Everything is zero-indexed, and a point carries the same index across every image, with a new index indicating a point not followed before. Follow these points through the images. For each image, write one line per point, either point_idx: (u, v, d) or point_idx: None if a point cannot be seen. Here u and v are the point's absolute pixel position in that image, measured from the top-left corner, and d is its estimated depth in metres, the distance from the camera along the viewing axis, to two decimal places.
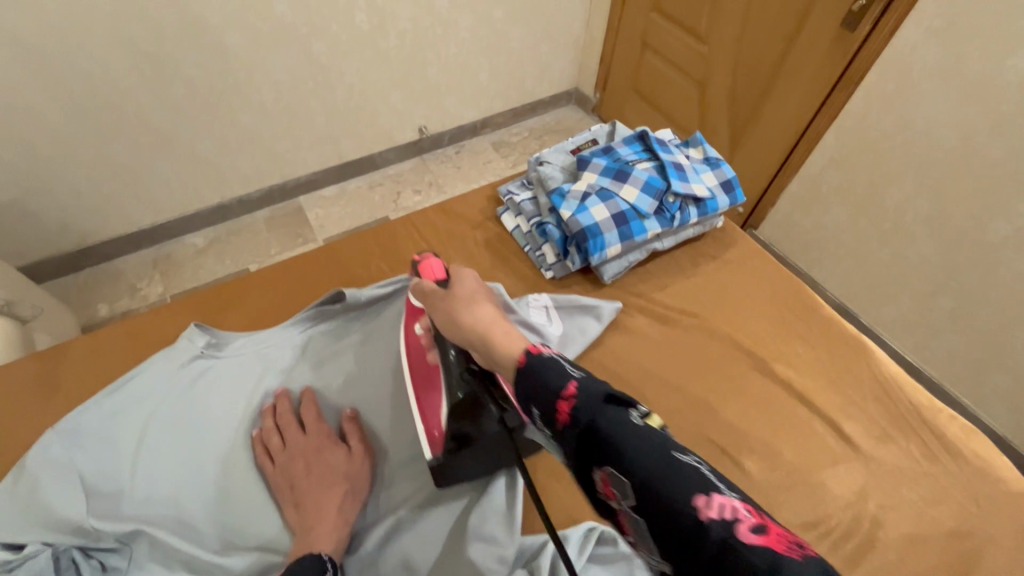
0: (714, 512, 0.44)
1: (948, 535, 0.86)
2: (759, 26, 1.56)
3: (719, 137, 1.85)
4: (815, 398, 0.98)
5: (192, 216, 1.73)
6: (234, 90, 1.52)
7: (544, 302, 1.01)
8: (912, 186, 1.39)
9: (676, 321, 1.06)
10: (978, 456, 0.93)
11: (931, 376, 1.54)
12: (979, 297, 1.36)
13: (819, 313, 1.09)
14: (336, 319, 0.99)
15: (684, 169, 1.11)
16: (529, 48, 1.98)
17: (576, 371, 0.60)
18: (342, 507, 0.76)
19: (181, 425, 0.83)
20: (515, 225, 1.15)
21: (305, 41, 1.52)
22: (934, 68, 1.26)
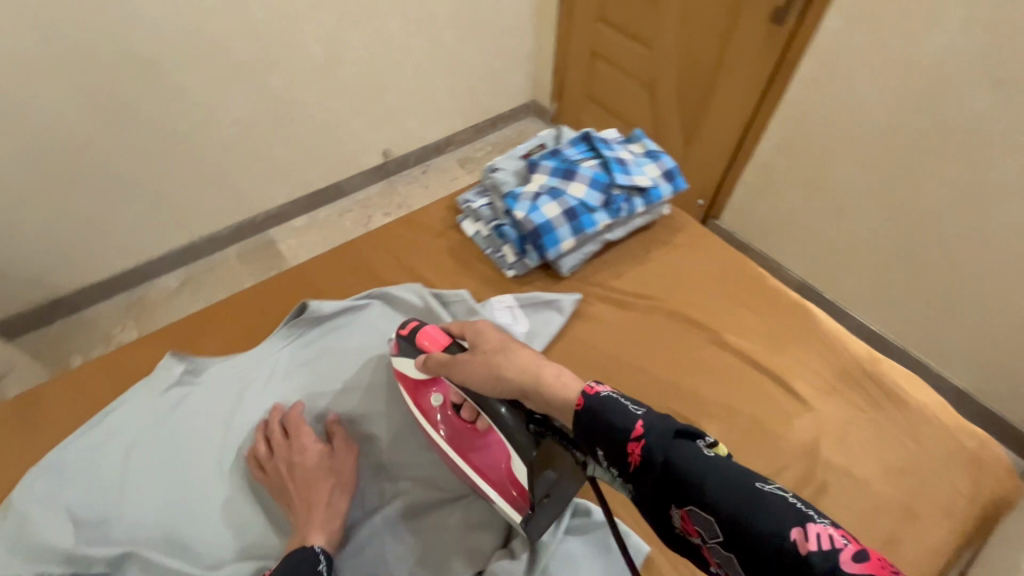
0: (814, 545, 0.47)
1: (907, 477, 0.89)
2: (700, 25, 1.71)
3: (673, 132, 2.00)
4: (769, 364, 0.99)
5: (162, 260, 1.97)
6: (200, 129, 1.77)
7: (508, 302, 1.04)
8: (852, 160, 1.54)
9: (631, 302, 1.08)
10: (927, 402, 0.96)
11: (892, 340, 1.71)
12: (920, 256, 1.53)
13: (763, 283, 1.10)
14: (312, 336, 1.04)
15: (629, 162, 1.13)
16: (484, 66, 2.30)
17: (637, 407, 0.62)
18: (329, 503, 0.82)
19: (163, 450, 0.90)
20: (475, 230, 1.16)
21: (264, 75, 1.78)
22: (857, 52, 1.40)
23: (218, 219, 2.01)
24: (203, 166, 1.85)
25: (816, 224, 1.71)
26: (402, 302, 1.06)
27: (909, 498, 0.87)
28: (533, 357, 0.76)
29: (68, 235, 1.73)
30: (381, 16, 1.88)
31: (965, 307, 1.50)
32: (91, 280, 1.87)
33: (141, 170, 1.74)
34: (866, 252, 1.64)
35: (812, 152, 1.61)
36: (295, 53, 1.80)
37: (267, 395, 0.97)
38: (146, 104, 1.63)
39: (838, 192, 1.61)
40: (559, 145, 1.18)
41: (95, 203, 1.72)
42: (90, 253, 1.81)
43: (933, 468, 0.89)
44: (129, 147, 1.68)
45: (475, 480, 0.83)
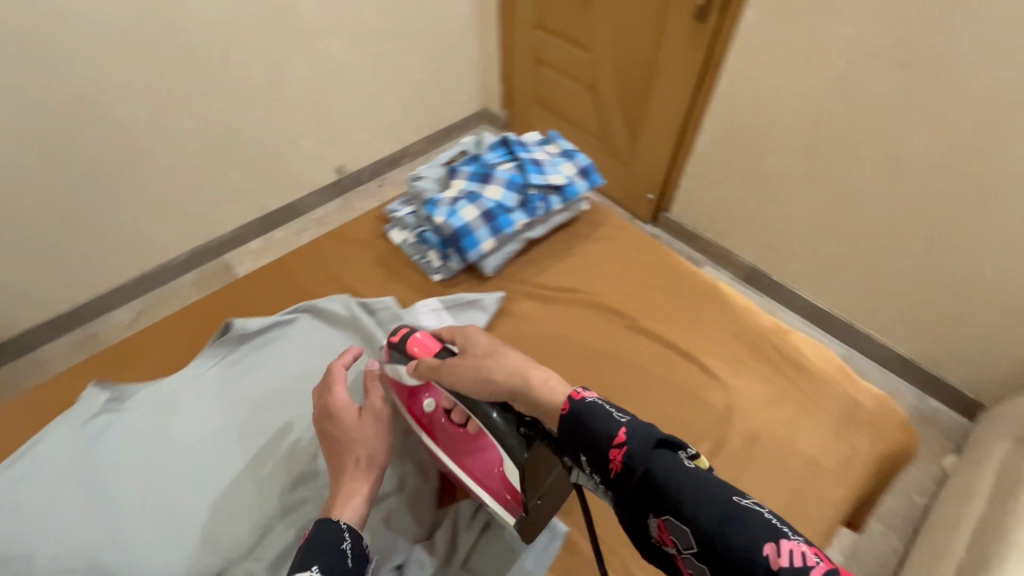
0: (786, 560, 0.46)
1: (822, 442, 0.91)
2: (631, 27, 1.77)
3: (618, 130, 2.05)
4: (686, 346, 1.01)
5: (114, 293, 1.93)
6: (142, 159, 1.74)
7: (433, 305, 1.05)
8: (783, 148, 1.61)
9: (546, 295, 1.09)
10: (839, 371, 0.98)
11: (840, 315, 1.78)
12: (856, 234, 1.60)
13: (678, 268, 1.12)
14: (241, 354, 1.02)
15: (545, 162, 1.16)
16: (431, 77, 2.32)
17: (622, 415, 0.61)
18: (353, 474, 0.77)
19: (88, 479, 0.85)
20: (402, 238, 1.17)
21: (204, 100, 1.76)
22: (776, 44, 1.47)
23: (171, 247, 1.97)
24: (150, 196, 1.82)
25: (759, 208, 1.78)
26: (330, 314, 1.06)
27: (821, 461, 0.89)
28: (524, 361, 0.76)
29: (11, 275, 1.69)
30: (320, 34, 1.89)
31: (899, 279, 1.58)
32: (40, 319, 1.82)
33: (84, 204, 1.71)
34: (807, 232, 1.70)
35: (746, 141, 1.67)
36: (235, 76, 1.79)
37: (194, 417, 0.93)
38: (84, 137, 1.60)
39: (775, 178, 1.68)
40: (479, 150, 1.21)
41: (38, 241, 1.68)
42: (38, 292, 1.76)
43: (841, 433, 0.92)
44: (70, 182, 1.65)
45: (472, 484, 0.86)
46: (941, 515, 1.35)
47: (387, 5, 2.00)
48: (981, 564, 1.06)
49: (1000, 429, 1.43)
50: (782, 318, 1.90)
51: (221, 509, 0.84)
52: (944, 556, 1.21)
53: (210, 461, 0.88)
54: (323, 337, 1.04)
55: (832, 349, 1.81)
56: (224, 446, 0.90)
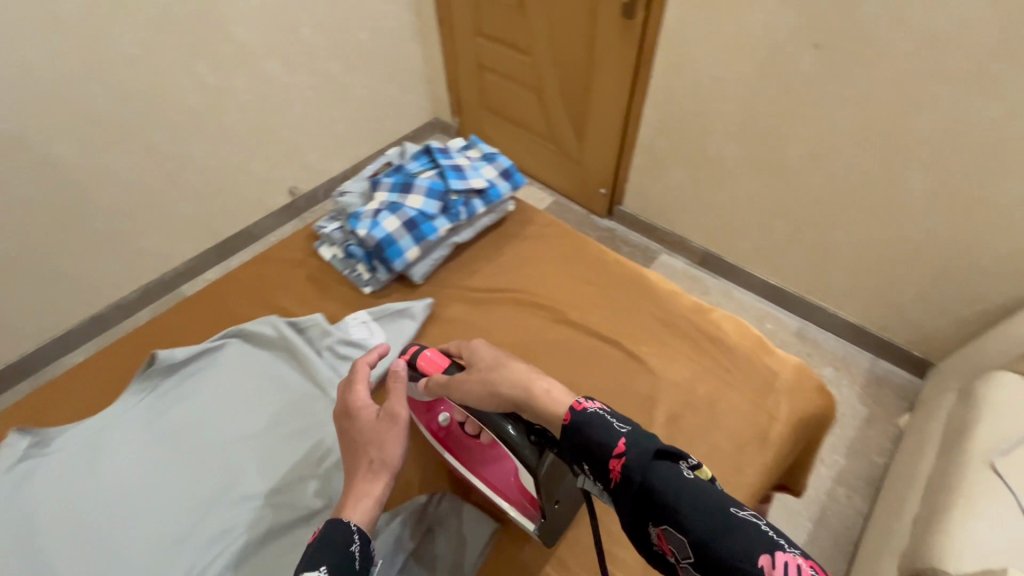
0: (779, 571, 0.45)
1: (748, 411, 0.92)
2: (565, 27, 1.80)
3: (565, 129, 2.08)
4: (612, 333, 1.02)
5: (64, 337, 1.86)
6: (81, 198, 1.70)
7: (362, 318, 1.05)
8: (721, 134, 1.65)
9: (470, 297, 1.11)
10: (760, 342, 1.00)
11: (793, 290, 1.84)
12: (798, 211, 1.65)
13: (602, 259, 1.15)
14: (163, 389, 0.96)
15: (466, 166, 1.17)
16: (377, 91, 2.32)
17: (623, 425, 0.62)
18: (362, 476, 0.71)
19: (13, 530, 0.78)
20: (332, 254, 1.16)
21: (142, 133, 1.73)
22: (702, 35, 1.51)
23: (122, 284, 1.92)
24: (94, 234, 1.77)
25: (706, 193, 1.82)
26: (254, 337, 1.02)
27: (738, 435, 0.89)
28: (531, 372, 0.75)
29: None
30: (257, 57, 1.88)
31: (842, 249, 1.64)
32: None
33: (23, 248, 1.65)
34: (753, 212, 1.75)
35: (687, 129, 1.71)
36: (171, 105, 1.75)
37: (111, 464, 0.86)
38: (15, 179, 1.55)
39: (716, 162, 1.72)
40: (403, 161, 1.22)
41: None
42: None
43: (762, 399, 0.93)
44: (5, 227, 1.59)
45: (489, 494, 0.87)
46: (898, 472, 1.40)
47: (322, 22, 1.99)
48: (932, 514, 1.11)
49: (947, 383, 1.49)
50: (739, 297, 1.95)
51: (147, 559, 0.77)
52: (903, 510, 1.25)
53: (130, 509, 0.81)
54: (251, 362, 0.99)
55: (789, 323, 1.87)
56: (142, 491, 0.83)
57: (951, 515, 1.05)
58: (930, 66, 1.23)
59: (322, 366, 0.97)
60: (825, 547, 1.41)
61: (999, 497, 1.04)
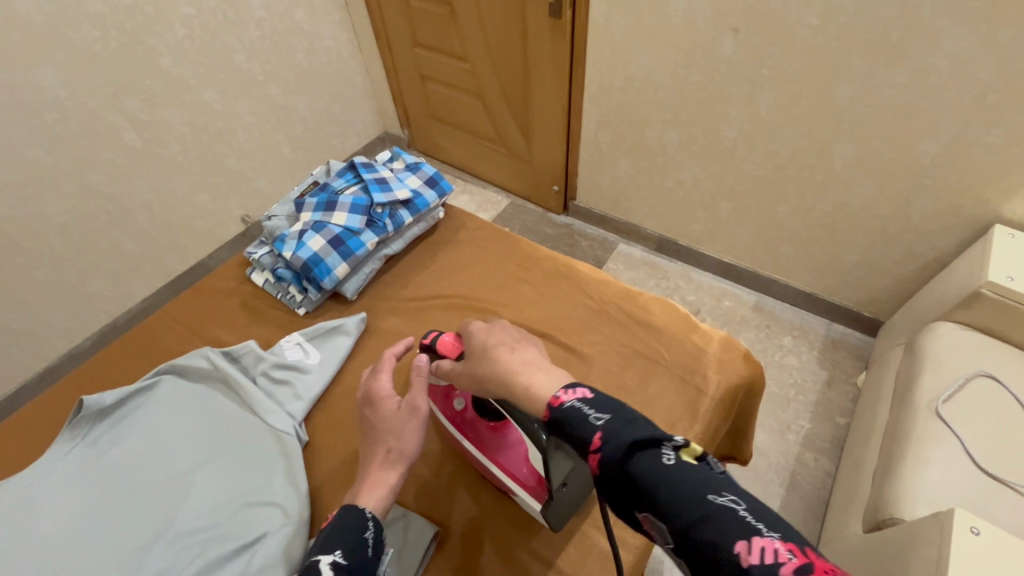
0: (755, 558, 0.44)
1: (680, 387, 0.94)
2: (497, 32, 1.82)
3: (511, 131, 2.10)
4: (546, 326, 1.04)
5: (17, 392, 1.80)
6: (18, 248, 1.64)
7: (296, 339, 1.05)
8: (659, 122, 1.69)
9: (402, 308, 1.11)
10: (688, 319, 1.03)
11: (746, 266, 1.89)
12: (740, 189, 1.70)
13: (533, 255, 1.16)
14: (98, 432, 0.94)
15: (388, 178, 1.19)
16: (321, 111, 2.31)
17: (600, 416, 0.59)
18: (378, 466, 0.75)
19: None
20: (264, 279, 1.15)
21: (76, 176, 1.68)
22: (627, 29, 1.55)
23: (74, 332, 1.86)
24: (37, 284, 1.72)
25: (655, 179, 1.85)
26: (186, 371, 1.01)
27: (669, 414, 0.91)
28: (530, 357, 0.73)
29: None
30: (191, 87, 1.85)
31: (785, 223, 1.69)
32: None
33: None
34: (699, 194, 1.79)
35: (627, 120, 1.75)
36: (105, 144, 1.71)
37: (46, 514, 0.83)
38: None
39: (658, 149, 1.76)
40: (328, 179, 1.21)
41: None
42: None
43: (691, 373, 0.95)
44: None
45: (501, 478, 0.82)
46: (858, 428, 1.46)
47: (256, 47, 1.97)
48: (889, 464, 1.15)
49: (896, 339, 1.55)
50: (697, 278, 1.99)
51: None
52: (864, 465, 1.30)
53: (68, 554, 0.79)
54: (186, 396, 0.98)
55: (746, 298, 1.92)
56: (78, 534, 0.81)
57: (905, 463, 1.10)
58: (841, 40, 1.29)
59: (256, 391, 0.97)
60: (797, 510, 1.45)
61: (946, 440, 1.09)
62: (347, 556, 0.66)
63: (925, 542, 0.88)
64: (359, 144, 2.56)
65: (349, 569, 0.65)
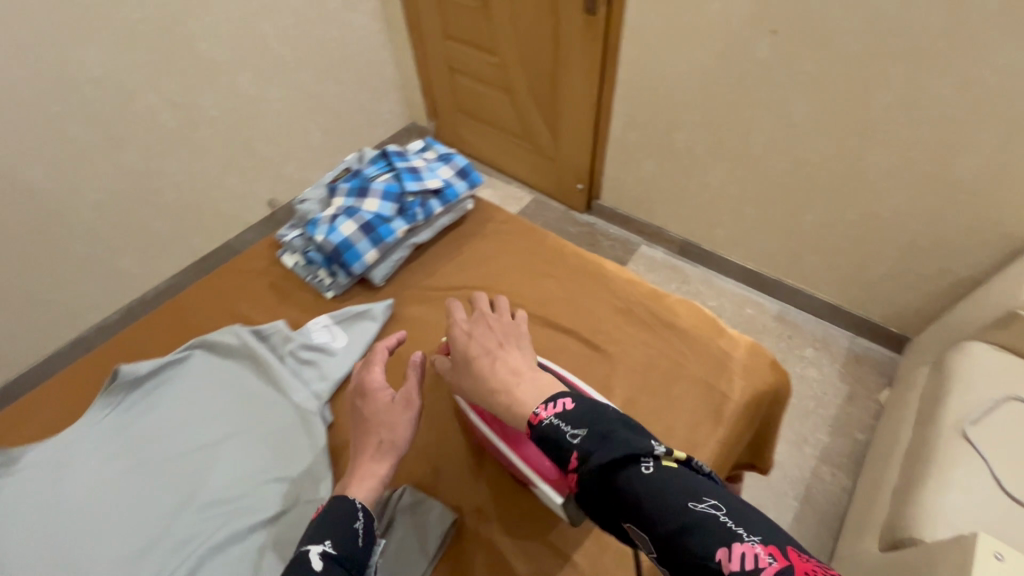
0: (736, 565, 0.48)
1: (705, 391, 0.93)
2: (530, 28, 1.81)
3: (537, 127, 2.09)
4: (570, 323, 1.03)
5: (49, 360, 1.86)
6: (54, 221, 1.69)
7: (324, 322, 1.06)
8: (689, 125, 1.67)
9: (427, 296, 1.12)
10: (715, 323, 1.02)
11: (770, 274, 1.86)
12: (768, 196, 1.67)
13: (560, 252, 1.16)
14: (132, 402, 0.96)
15: (420, 167, 1.19)
16: (350, 99, 2.33)
17: (576, 433, 0.63)
18: (370, 456, 0.77)
19: None
20: (294, 261, 1.16)
21: (112, 153, 1.73)
22: (662, 29, 1.53)
23: (104, 305, 1.92)
24: (71, 257, 1.77)
25: (681, 183, 1.83)
26: (217, 348, 1.02)
27: (691, 416, 0.91)
28: (512, 369, 0.77)
29: None
30: (225, 71, 1.88)
31: (812, 233, 1.66)
32: None
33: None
34: (726, 199, 1.77)
35: (657, 122, 1.73)
36: (142, 125, 1.76)
37: (79, 477, 0.86)
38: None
39: (686, 151, 1.74)
40: (360, 166, 1.23)
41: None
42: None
43: (717, 377, 0.94)
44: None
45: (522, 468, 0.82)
46: (879, 446, 1.43)
47: (290, 34, 2.00)
48: (910, 484, 1.13)
49: (923, 357, 1.51)
50: (718, 284, 1.97)
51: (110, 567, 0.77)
52: (883, 483, 1.27)
53: (99, 516, 0.82)
54: (214, 371, 1.00)
55: (768, 307, 1.89)
56: (112, 501, 0.83)
57: (926, 483, 1.08)
58: (883, 48, 1.25)
59: (283, 370, 0.99)
60: (811, 525, 1.43)
61: (972, 463, 1.07)
62: (338, 547, 0.66)
63: (948, 564, 0.86)
64: (384, 134, 2.57)
65: (337, 560, 0.65)
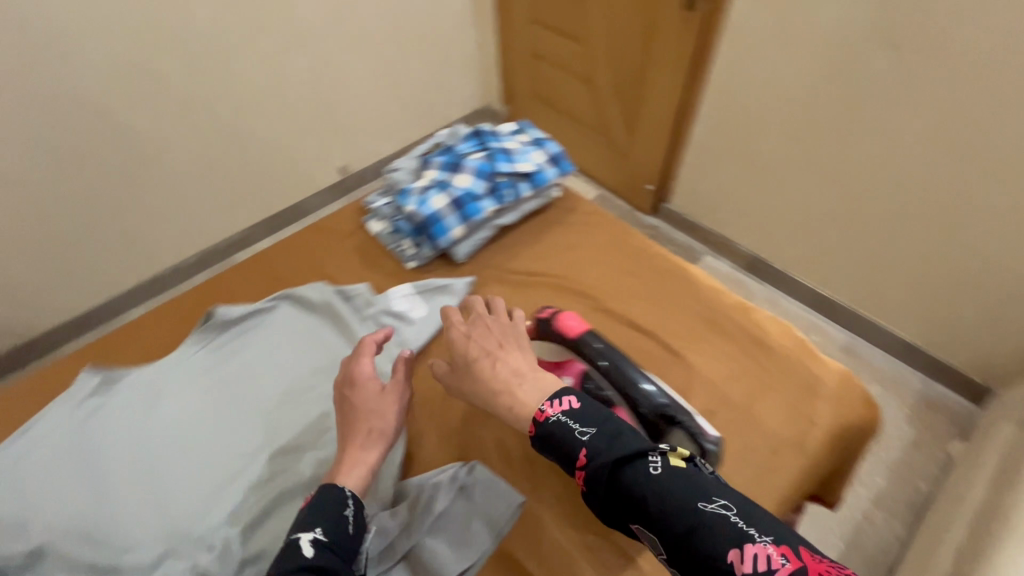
0: (749, 566, 0.52)
1: (790, 416, 0.89)
2: (623, 20, 1.77)
3: (615, 122, 2.05)
4: (651, 325, 1.01)
5: (132, 291, 2.00)
6: (151, 161, 1.80)
7: (406, 291, 1.08)
8: (777, 136, 1.60)
9: (508, 279, 1.11)
10: (806, 346, 0.97)
11: (843, 302, 1.76)
12: (855, 219, 1.57)
13: (646, 252, 1.13)
14: (219, 342, 1.01)
15: (513, 149, 1.19)
16: (430, 75, 2.35)
17: (586, 432, 0.68)
18: (363, 444, 0.81)
19: (81, 453, 0.86)
20: (380, 228, 1.19)
21: (208, 105, 1.81)
22: (765, 31, 1.46)
23: (184, 247, 2.04)
24: (161, 198, 1.89)
25: (763, 195, 1.74)
26: (299, 300, 1.06)
27: (775, 437, 0.88)
28: (513, 370, 0.81)
29: (34, 274, 1.76)
30: (318, 36, 1.94)
31: (901, 264, 1.56)
32: (62, 318, 1.89)
33: (94, 207, 1.77)
34: (809, 218, 1.68)
35: (746, 128, 1.65)
36: (239, 80, 1.84)
37: (171, 402, 0.93)
38: (95, 141, 1.67)
39: (770, 163, 1.66)
40: (453, 143, 1.24)
41: (53, 241, 1.75)
42: (60, 291, 1.84)
43: (804, 404, 0.90)
44: (82, 185, 1.71)
45: None
46: (945, 498, 1.33)
47: (382, 5, 2.03)
48: (980, 544, 1.05)
49: (1007, 412, 1.40)
50: (784, 305, 1.88)
51: (196, 487, 0.83)
52: (946, 538, 1.19)
53: (188, 442, 0.88)
54: (297, 323, 1.04)
55: (835, 336, 1.79)
56: (196, 435, 0.89)
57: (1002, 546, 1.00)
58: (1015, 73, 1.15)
59: (363, 331, 1.02)
60: (856, 568, 1.35)
61: None
62: (329, 534, 0.70)
63: None
64: (460, 112, 2.59)
65: (327, 549, 0.69)
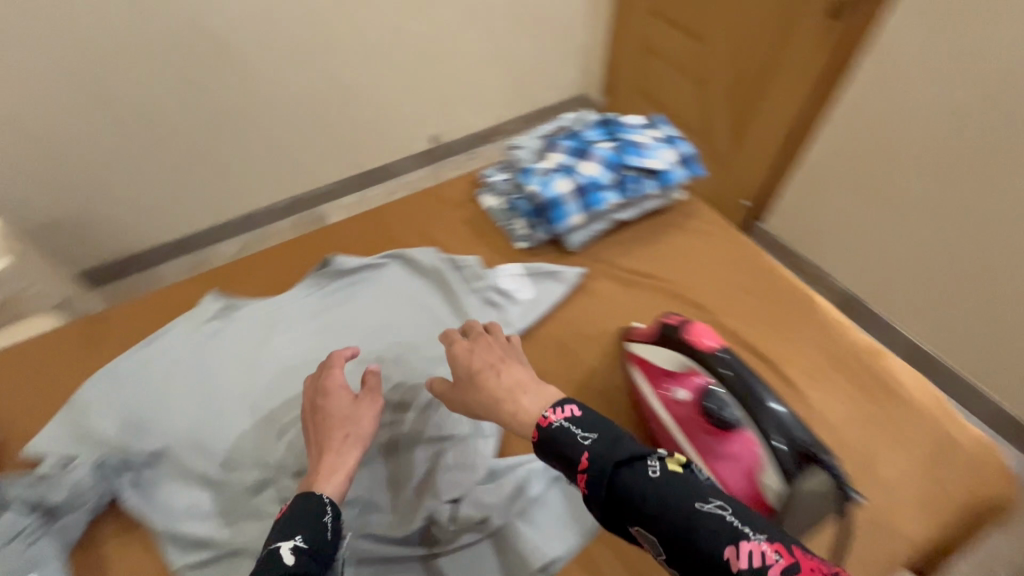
0: (743, 563, 0.44)
1: (920, 478, 0.83)
2: (752, 22, 1.66)
3: (720, 128, 1.92)
4: (771, 351, 0.96)
5: (227, 224, 1.85)
6: (251, 106, 1.63)
7: (516, 271, 1.04)
8: (913, 170, 1.43)
9: (627, 279, 1.06)
10: (942, 406, 0.91)
11: (950, 365, 1.60)
12: (998, 275, 1.38)
13: (770, 272, 1.07)
14: (330, 290, 1.04)
15: (643, 142, 1.12)
16: (535, 56, 2.14)
17: (587, 436, 0.56)
18: (339, 451, 0.73)
19: (193, 373, 0.92)
20: (492, 203, 1.16)
21: (319, 61, 1.66)
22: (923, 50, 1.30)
23: (278, 191, 1.87)
24: (218, 135, 1.64)
25: (904, 238, 1.53)
26: (410, 262, 1.07)
27: (901, 496, 0.82)
28: (512, 378, 0.69)
29: (99, 203, 1.58)
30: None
31: None
32: (123, 248, 1.72)
33: (156, 146, 1.57)
34: (946, 272, 1.48)
35: (890, 161, 1.47)
36: (345, 36, 1.66)
37: (282, 338, 0.97)
38: (200, 82, 1.51)
39: (901, 200, 1.49)
40: (579, 130, 1.19)
41: (114, 182, 1.57)
42: (128, 222, 1.67)
43: (938, 468, 0.84)
44: (155, 130, 1.54)
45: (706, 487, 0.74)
46: None
47: None
48: None
49: None
50: None
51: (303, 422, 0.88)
52: None
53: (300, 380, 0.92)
54: (407, 287, 1.04)
55: None
56: (307, 372, 0.92)
57: None
58: None
59: (472, 304, 1.00)
60: None
61: None
62: (309, 540, 0.63)
63: None
64: (568, 100, 2.41)
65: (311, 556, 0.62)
